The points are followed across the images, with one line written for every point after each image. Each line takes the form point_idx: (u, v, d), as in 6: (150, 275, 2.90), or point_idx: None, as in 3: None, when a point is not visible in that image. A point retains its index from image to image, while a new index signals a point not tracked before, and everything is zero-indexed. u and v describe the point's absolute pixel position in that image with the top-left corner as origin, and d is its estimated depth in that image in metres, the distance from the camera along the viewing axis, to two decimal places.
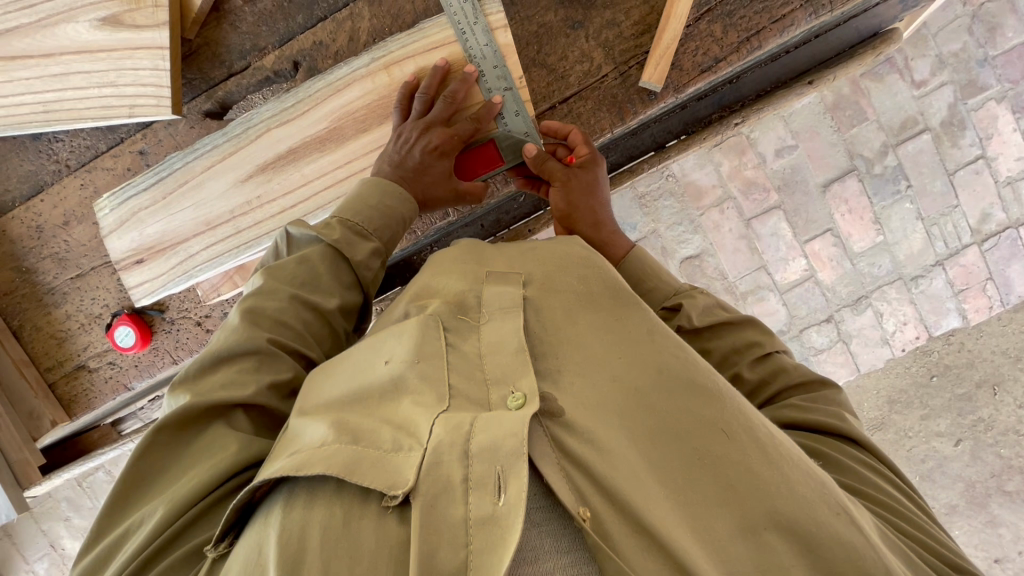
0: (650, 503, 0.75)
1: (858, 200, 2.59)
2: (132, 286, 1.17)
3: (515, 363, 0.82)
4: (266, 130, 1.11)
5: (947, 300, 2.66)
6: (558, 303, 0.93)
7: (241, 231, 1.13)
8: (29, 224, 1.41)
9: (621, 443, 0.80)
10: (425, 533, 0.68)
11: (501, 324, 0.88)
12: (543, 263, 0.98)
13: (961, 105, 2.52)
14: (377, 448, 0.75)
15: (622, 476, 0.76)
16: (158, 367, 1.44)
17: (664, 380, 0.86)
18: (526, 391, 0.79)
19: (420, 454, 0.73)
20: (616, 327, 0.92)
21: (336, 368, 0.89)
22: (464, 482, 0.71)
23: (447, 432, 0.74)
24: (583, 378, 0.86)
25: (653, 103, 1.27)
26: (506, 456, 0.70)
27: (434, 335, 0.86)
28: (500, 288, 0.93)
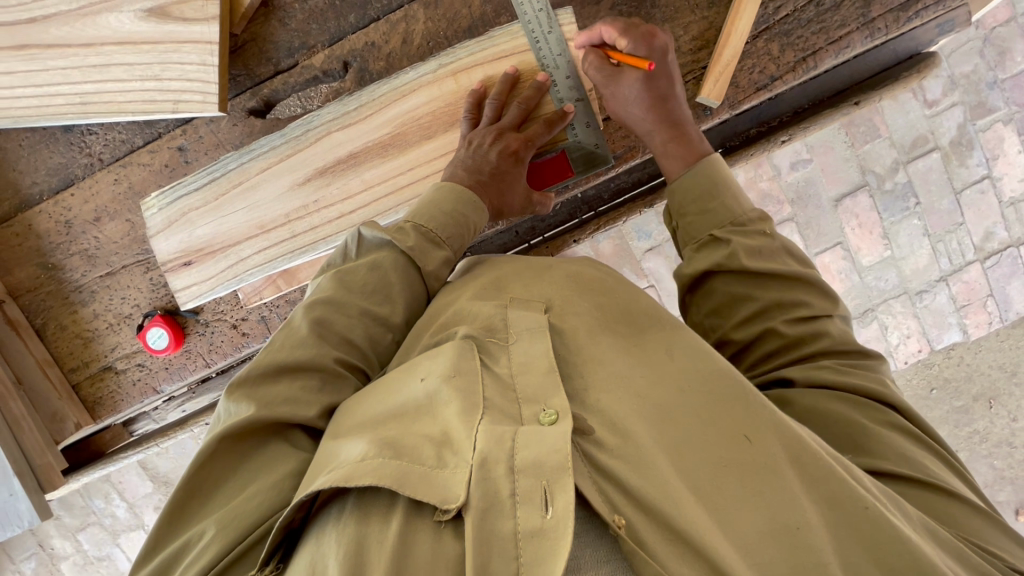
0: (688, 513, 0.73)
1: (868, 215, 2.64)
2: (178, 289, 1.13)
3: (548, 384, 0.81)
4: (326, 132, 1.08)
5: (949, 313, 2.73)
6: (581, 323, 0.93)
7: (296, 236, 1.10)
8: (58, 219, 1.36)
9: (649, 449, 0.78)
10: (477, 546, 0.66)
11: (530, 344, 0.87)
12: (566, 285, 0.99)
13: (970, 125, 2.58)
14: (422, 463, 0.73)
15: (651, 481, 0.75)
16: (190, 370, 1.39)
17: (687, 389, 0.85)
18: (558, 408, 0.78)
19: (469, 468, 0.71)
20: (638, 341, 0.93)
21: (374, 391, 0.85)
22: (511, 498, 0.69)
23: (491, 444, 0.72)
24: (609, 392, 0.84)
25: (708, 118, 1.28)
26: (552, 471, 0.70)
27: (471, 355, 0.85)
28: (527, 313, 0.91)
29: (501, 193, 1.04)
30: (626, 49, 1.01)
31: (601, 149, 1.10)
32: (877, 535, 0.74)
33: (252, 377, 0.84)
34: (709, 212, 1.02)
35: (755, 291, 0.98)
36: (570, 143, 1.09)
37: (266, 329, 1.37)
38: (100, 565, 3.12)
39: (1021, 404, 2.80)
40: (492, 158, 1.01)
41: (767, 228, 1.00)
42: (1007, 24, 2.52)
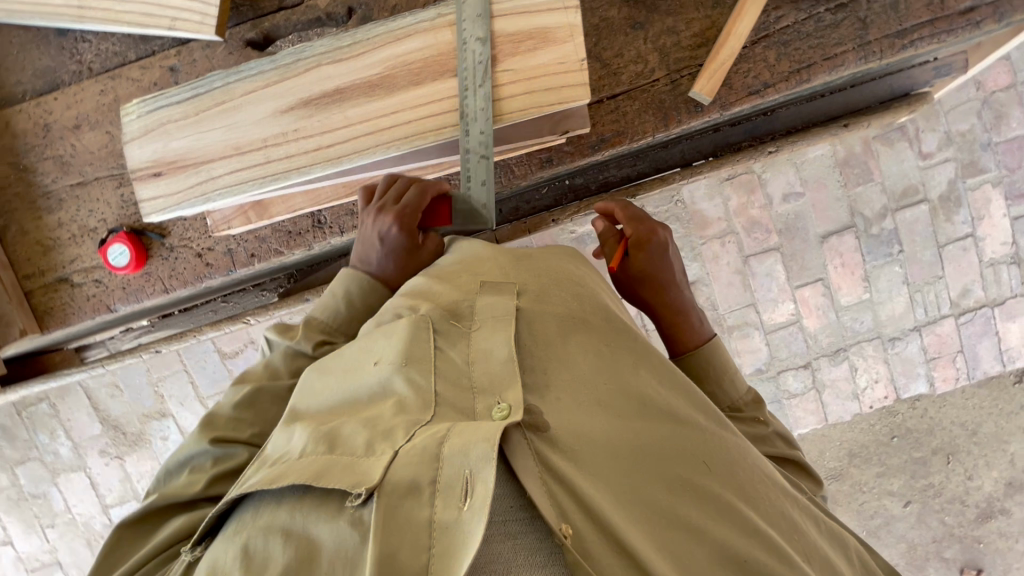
0: (632, 527, 0.73)
1: (851, 256, 2.68)
2: (143, 199, 1.11)
3: (503, 374, 0.82)
4: (317, 64, 1.08)
5: (917, 363, 2.75)
6: (552, 323, 0.92)
7: (271, 162, 1.09)
8: (37, 121, 1.34)
9: (603, 463, 0.78)
10: (385, 532, 0.64)
11: (490, 335, 0.87)
12: (542, 277, 0.99)
13: (960, 183, 2.63)
14: (350, 454, 0.73)
15: (602, 495, 0.74)
16: (148, 294, 1.37)
17: (647, 406, 0.86)
18: (511, 403, 0.78)
19: (391, 454, 0.71)
20: (608, 351, 0.91)
21: (332, 372, 0.90)
22: (431, 485, 0.68)
23: (425, 438, 0.71)
24: (573, 396, 0.83)
25: (699, 114, 1.29)
26: (477, 460, 0.66)
27: (423, 335, 0.86)
28: (492, 298, 0.92)
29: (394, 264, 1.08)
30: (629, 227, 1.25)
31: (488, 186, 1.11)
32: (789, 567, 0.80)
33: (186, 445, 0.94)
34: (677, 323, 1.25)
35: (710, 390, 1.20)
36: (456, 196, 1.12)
37: (230, 263, 1.36)
38: (34, 502, 3.03)
39: (977, 463, 2.83)
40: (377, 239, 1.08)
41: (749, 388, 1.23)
42: (1006, 89, 2.59)
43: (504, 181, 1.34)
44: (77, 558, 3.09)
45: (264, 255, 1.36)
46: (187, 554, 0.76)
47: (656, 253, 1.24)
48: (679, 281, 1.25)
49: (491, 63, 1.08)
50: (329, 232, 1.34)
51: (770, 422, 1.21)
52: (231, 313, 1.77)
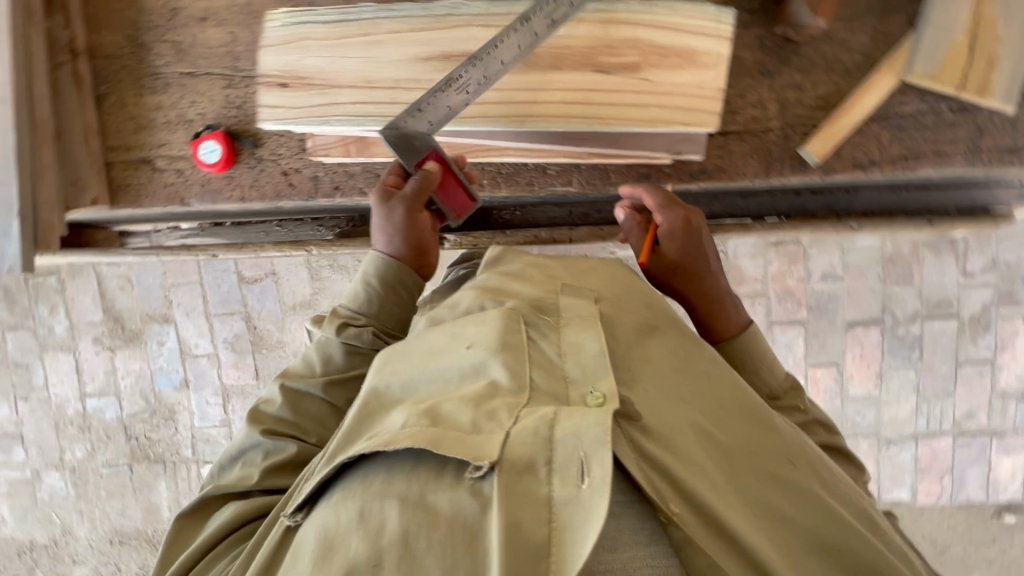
0: (731, 512, 0.74)
1: (871, 350, 2.72)
2: (263, 105, 1.12)
3: (596, 367, 0.82)
4: (467, 22, 1.09)
5: (905, 471, 2.79)
6: (628, 327, 0.95)
7: (397, 104, 1.11)
8: (167, 2, 1.34)
9: (699, 453, 0.79)
10: (508, 505, 0.65)
11: (580, 330, 0.88)
12: (612, 290, 1.04)
13: (994, 308, 2.67)
14: (456, 429, 0.72)
15: (701, 482, 0.75)
16: (223, 197, 1.37)
17: (726, 407, 0.88)
18: (606, 392, 0.78)
19: (503, 434, 0.71)
20: (685, 354, 0.94)
21: (411, 353, 0.89)
22: (545, 465, 0.69)
23: (532, 421, 0.72)
24: (658, 389, 0.85)
25: (802, 173, 1.32)
26: (591, 442, 0.68)
27: (516, 326, 0.88)
28: (574, 300, 0.96)
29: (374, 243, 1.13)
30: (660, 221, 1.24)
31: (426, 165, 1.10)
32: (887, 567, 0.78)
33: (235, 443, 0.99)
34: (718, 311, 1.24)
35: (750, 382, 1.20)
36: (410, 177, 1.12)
37: (312, 189, 1.36)
38: (15, 371, 3.01)
39: None
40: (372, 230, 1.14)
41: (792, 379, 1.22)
42: None
43: (598, 185, 1.34)
44: (42, 437, 3.05)
45: (347, 191, 1.36)
46: (290, 519, 0.77)
47: (690, 244, 1.23)
48: (715, 270, 1.24)
49: (633, 68, 1.09)
50: None
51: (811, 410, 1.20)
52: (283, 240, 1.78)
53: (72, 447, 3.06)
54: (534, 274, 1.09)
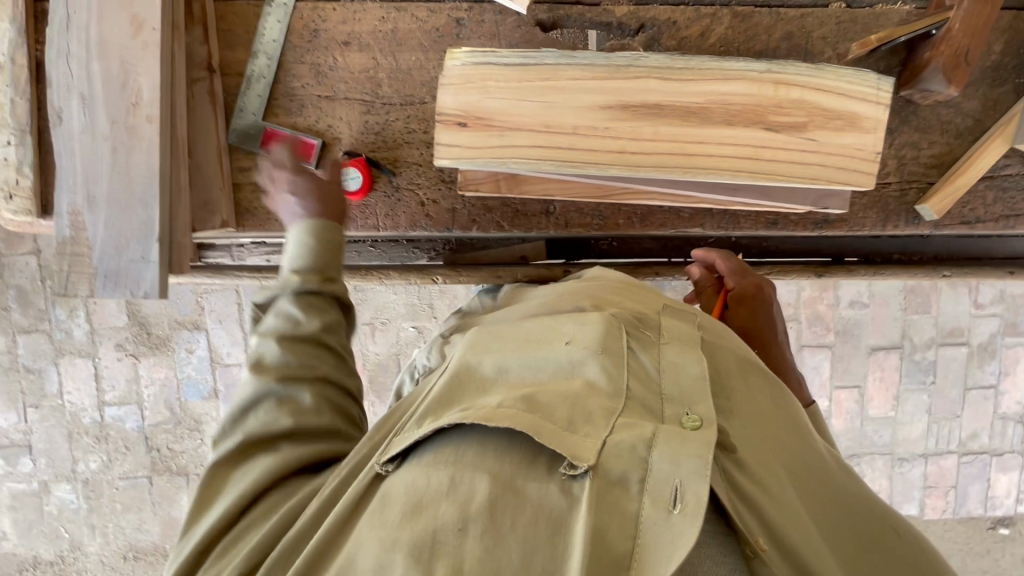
0: (808, 552, 0.76)
1: (891, 374, 2.87)
2: (441, 143, 1.11)
3: (697, 391, 0.80)
4: (646, 74, 1.12)
5: (914, 486, 2.96)
6: (726, 356, 0.93)
7: (575, 149, 1.12)
8: (308, 24, 1.31)
9: (782, 489, 0.80)
10: (593, 509, 0.65)
11: (681, 351, 0.86)
12: (710, 320, 1.03)
13: (1000, 338, 2.87)
14: (555, 422, 0.71)
15: (784, 518, 0.77)
16: (356, 225, 1.36)
17: (807, 449, 0.88)
18: (702, 416, 0.76)
19: (602, 442, 0.70)
20: (771, 391, 0.94)
21: (509, 336, 0.88)
22: (639, 482, 0.68)
23: (631, 436, 0.71)
24: (751, 426, 0.85)
25: (915, 226, 1.41)
26: (689, 473, 0.67)
27: (616, 336, 0.86)
28: (677, 324, 0.93)
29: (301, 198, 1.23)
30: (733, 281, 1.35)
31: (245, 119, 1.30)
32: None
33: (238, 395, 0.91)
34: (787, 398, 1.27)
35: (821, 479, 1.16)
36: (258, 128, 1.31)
37: (449, 221, 1.37)
38: (24, 376, 2.82)
39: None
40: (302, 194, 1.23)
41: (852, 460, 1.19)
42: None
43: (728, 229, 1.40)
44: (52, 447, 2.87)
45: (484, 225, 1.37)
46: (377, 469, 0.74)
47: (759, 305, 1.33)
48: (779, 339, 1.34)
49: (799, 128, 1.15)
50: (554, 223, 1.37)
51: None
52: (376, 260, 1.71)
53: (86, 458, 2.89)
54: (619, 290, 1.07)
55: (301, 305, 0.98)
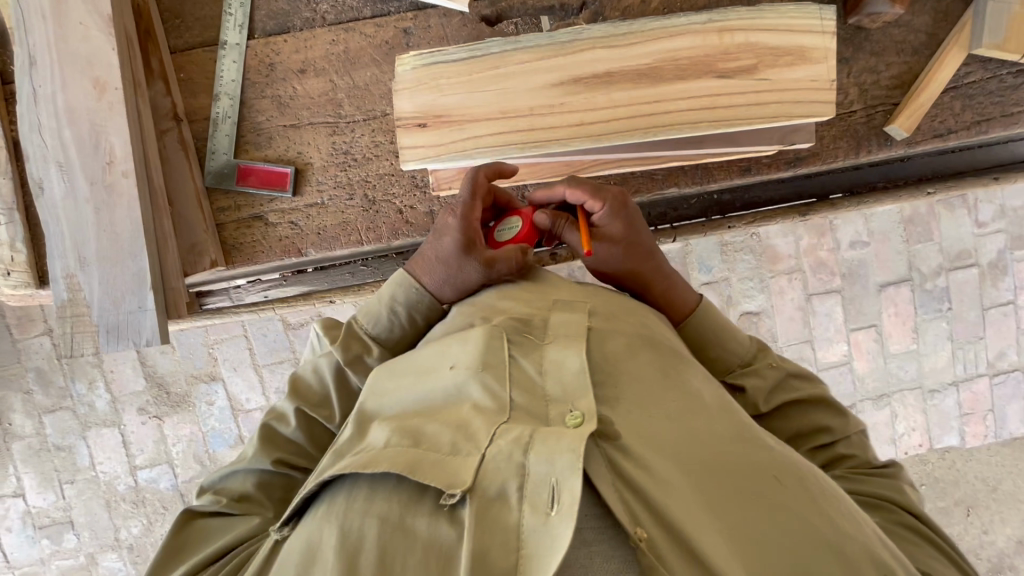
0: (705, 539, 0.66)
1: (905, 308, 2.63)
2: (404, 146, 1.15)
3: (577, 385, 0.74)
4: (590, 46, 1.15)
5: (949, 416, 2.70)
6: (619, 338, 0.85)
7: (534, 130, 1.15)
8: (263, 59, 1.36)
9: (677, 474, 0.71)
10: (476, 532, 0.61)
11: (564, 347, 0.78)
12: (607, 298, 0.94)
13: (1009, 253, 2.65)
14: (435, 451, 0.68)
15: (675, 502, 0.68)
16: (341, 243, 1.38)
17: (713, 426, 0.78)
18: (585, 411, 0.70)
19: (478, 459, 0.67)
20: (673, 370, 0.84)
21: (402, 369, 0.84)
22: (518, 494, 0.64)
23: (506, 443, 0.66)
24: (640, 409, 0.76)
25: (888, 148, 1.41)
26: (564, 467, 0.62)
27: (496, 342, 0.79)
28: (565, 316, 0.85)
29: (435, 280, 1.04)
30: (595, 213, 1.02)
31: (215, 156, 1.34)
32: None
33: (244, 452, 0.98)
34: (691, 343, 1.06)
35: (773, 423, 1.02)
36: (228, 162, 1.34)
37: (428, 224, 1.39)
38: (56, 455, 2.87)
39: (994, 518, 2.73)
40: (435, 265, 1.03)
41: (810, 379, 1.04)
42: None
43: (703, 183, 1.40)
44: (93, 519, 2.91)
45: None
46: (278, 533, 0.75)
47: (631, 230, 1.04)
48: (659, 249, 1.06)
49: (751, 71, 1.16)
50: None
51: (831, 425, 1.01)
52: (370, 279, 1.76)
53: (128, 524, 2.92)
54: (520, 289, 0.95)
55: (333, 380, 1.01)
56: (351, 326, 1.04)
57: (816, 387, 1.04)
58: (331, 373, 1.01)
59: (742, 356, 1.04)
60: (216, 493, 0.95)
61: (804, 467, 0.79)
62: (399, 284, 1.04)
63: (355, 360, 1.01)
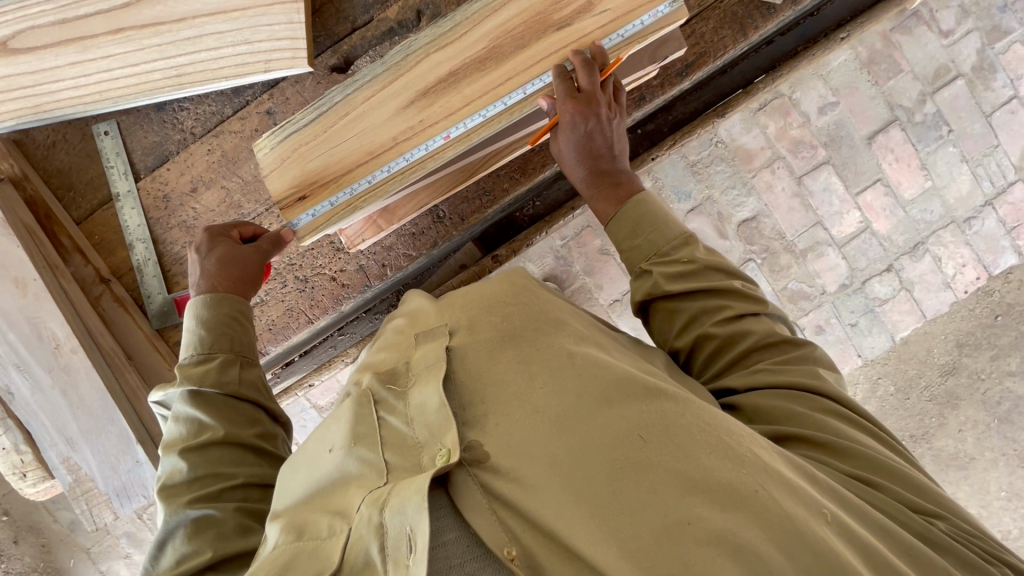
0: (574, 531, 0.57)
1: (904, 149, 1.73)
2: (286, 214, 1.14)
3: (438, 422, 0.65)
4: (425, 54, 1.13)
5: (999, 237, 1.79)
6: (483, 344, 0.75)
7: (404, 157, 1.13)
8: (156, 194, 1.40)
9: (542, 471, 0.62)
10: None
11: (426, 385, 0.69)
12: (470, 306, 0.81)
13: (990, 49, 1.69)
14: (315, 538, 0.62)
15: (544, 502, 0.59)
16: (294, 329, 1.41)
17: (583, 399, 0.67)
18: (452, 445, 0.64)
19: (348, 533, 0.60)
20: (544, 351, 0.74)
21: (296, 465, 0.74)
22: (382, 555, 0.57)
23: (368, 504, 0.60)
24: (504, 415, 0.67)
25: (774, 15, 1.32)
26: (413, 515, 0.55)
27: (365, 410, 0.70)
28: (427, 346, 0.76)
29: (219, 288, 1.06)
30: (584, 83, 1.03)
31: (152, 299, 1.39)
32: (814, 542, 0.55)
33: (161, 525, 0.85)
34: (640, 246, 0.92)
35: (687, 307, 0.86)
36: (160, 299, 1.39)
37: (364, 279, 1.41)
38: None
39: None
40: (212, 273, 1.08)
41: (697, 250, 0.89)
42: None
43: None
44: None
45: (395, 262, 1.40)
46: None
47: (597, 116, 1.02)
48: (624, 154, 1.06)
49: (587, 8, 1.09)
50: (451, 224, 1.38)
51: (746, 313, 0.84)
52: (351, 343, 1.72)
53: None
54: (394, 337, 0.84)
55: (195, 406, 0.91)
56: (185, 361, 0.97)
57: (718, 272, 0.87)
58: (189, 402, 0.92)
59: (662, 244, 0.91)
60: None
61: (694, 404, 0.68)
62: (199, 307, 1.03)
63: (203, 374, 0.94)
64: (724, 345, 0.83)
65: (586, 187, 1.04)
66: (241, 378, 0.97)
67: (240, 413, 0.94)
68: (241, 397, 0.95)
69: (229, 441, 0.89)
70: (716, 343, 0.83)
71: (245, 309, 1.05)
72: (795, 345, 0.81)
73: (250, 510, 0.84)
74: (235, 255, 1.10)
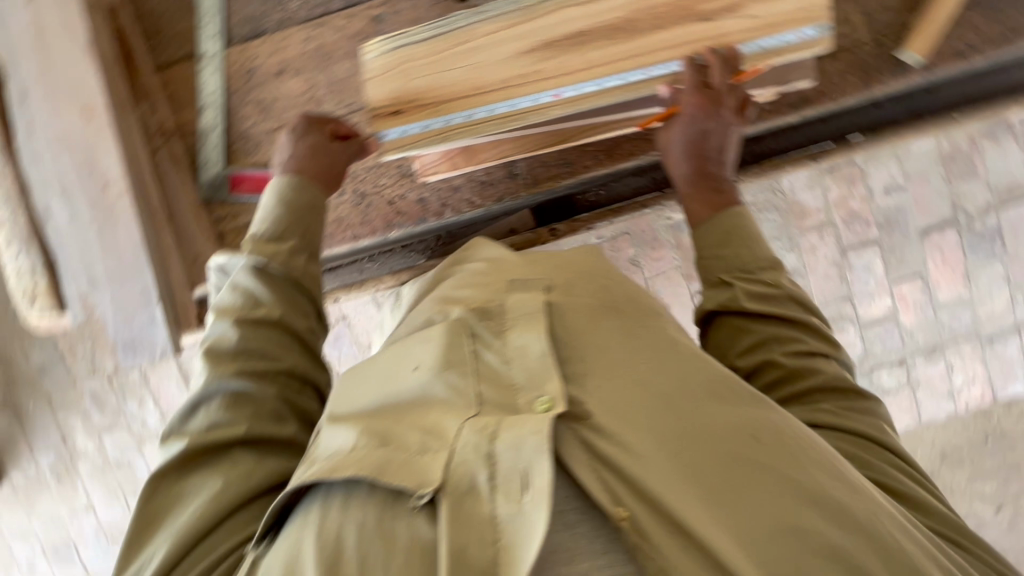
0: (686, 508, 0.55)
1: (952, 253, 1.71)
2: (376, 123, 1.11)
3: (537, 369, 0.63)
4: (559, 7, 1.09)
5: (1014, 365, 1.78)
6: (582, 308, 0.73)
7: (513, 105, 1.10)
8: (241, 66, 1.37)
9: (652, 444, 0.59)
10: (452, 531, 0.53)
11: (526, 330, 0.67)
12: (561, 269, 0.80)
13: None
14: (404, 450, 0.58)
15: (655, 475, 0.57)
16: (337, 240, 1.39)
17: (694, 384, 0.65)
18: (554, 395, 0.61)
19: (449, 453, 0.57)
20: (646, 332, 0.72)
21: (363, 374, 0.71)
22: (488, 484, 0.55)
23: (472, 431, 0.58)
24: (608, 379, 0.65)
25: (904, 76, 1.29)
26: (532, 452, 0.55)
27: (460, 340, 0.67)
28: (520, 294, 0.72)
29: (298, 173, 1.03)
30: (717, 82, 1.04)
31: (207, 166, 1.36)
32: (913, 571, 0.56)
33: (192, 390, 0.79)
34: (724, 257, 0.91)
35: (760, 330, 0.84)
36: (214, 169, 1.35)
37: (421, 212, 1.38)
38: None
39: None
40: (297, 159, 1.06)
41: (780, 279, 0.88)
42: None
43: None
44: None
45: (456, 205, 1.37)
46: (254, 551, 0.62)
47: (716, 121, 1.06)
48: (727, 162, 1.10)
49: (736, 9, 1.06)
50: (523, 183, 1.36)
51: (818, 351, 0.82)
52: (378, 272, 1.71)
53: None
54: (473, 274, 0.83)
55: (258, 281, 0.87)
56: (257, 232, 0.93)
57: (798, 303, 0.86)
58: (253, 274, 0.87)
59: (750, 262, 0.90)
60: (176, 439, 0.74)
61: (795, 418, 0.67)
62: (283, 185, 0.99)
63: (273, 253, 0.90)
64: (789, 377, 0.81)
65: (685, 182, 1.09)
66: (305, 269, 0.92)
67: (298, 303, 0.89)
68: (302, 288, 0.90)
69: (282, 324, 0.84)
70: (781, 372, 0.81)
71: (321, 202, 1.00)
72: (859, 395, 0.81)
73: (290, 400, 0.80)
74: (322, 148, 1.07)
